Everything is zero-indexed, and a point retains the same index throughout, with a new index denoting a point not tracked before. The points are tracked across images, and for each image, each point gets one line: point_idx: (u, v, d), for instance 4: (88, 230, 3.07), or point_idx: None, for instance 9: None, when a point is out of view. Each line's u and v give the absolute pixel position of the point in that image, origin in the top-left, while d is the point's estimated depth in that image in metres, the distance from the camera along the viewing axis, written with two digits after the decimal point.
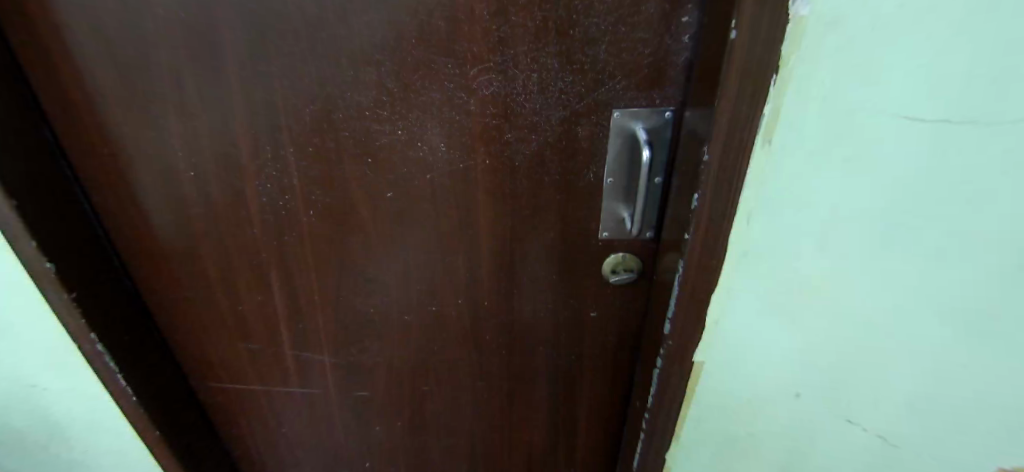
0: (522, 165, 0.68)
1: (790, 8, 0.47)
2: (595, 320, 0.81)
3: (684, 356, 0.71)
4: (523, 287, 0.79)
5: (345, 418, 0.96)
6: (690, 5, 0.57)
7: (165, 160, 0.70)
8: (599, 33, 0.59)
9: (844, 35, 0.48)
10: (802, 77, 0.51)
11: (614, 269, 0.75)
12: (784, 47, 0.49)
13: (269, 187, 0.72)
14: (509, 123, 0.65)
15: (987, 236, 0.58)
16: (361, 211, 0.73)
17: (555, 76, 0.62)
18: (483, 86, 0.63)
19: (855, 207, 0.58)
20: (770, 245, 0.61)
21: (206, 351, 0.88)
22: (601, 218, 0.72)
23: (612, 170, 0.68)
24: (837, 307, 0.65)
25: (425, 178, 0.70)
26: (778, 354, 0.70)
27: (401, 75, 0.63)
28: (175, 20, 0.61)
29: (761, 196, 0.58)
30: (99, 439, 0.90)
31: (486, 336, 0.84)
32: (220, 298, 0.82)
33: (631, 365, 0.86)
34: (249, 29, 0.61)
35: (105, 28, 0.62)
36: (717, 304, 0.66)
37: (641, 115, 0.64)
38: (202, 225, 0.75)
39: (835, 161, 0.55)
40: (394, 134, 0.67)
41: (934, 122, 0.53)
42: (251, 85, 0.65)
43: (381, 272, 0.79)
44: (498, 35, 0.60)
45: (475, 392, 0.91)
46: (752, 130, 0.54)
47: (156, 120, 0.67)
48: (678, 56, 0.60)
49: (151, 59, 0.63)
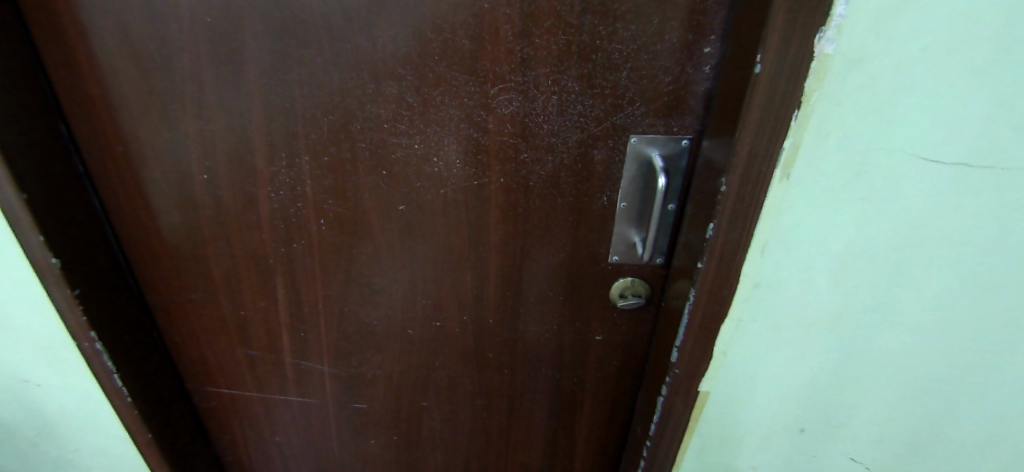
0: (536, 185, 0.68)
1: (815, 45, 0.48)
2: (600, 344, 0.80)
3: (690, 387, 0.69)
4: (529, 307, 0.78)
5: (340, 430, 0.95)
6: (713, 37, 0.58)
7: (179, 161, 0.70)
8: (621, 58, 0.60)
9: (867, 74, 0.49)
10: (823, 113, 0.51)
11: (623, 294, 0.74)
12: (807, 83, 0.49)
13: (281, 193, 0.72)
14: (525, 143, 0.65)
15: (1002, 281, 0.58)
16: (372, 222, 0.73)
17: (575, 99, 0.62)
18: (502, 104, 0.64)
19: (871, 246, 0.58)
20: (782, 278, 0.61)
21: (205, 354, 0.87)
22: (612, 241, 0.71)
23: (626, 194, 0.67)
24: (849, 346, 0.65)
25: (438, 193, 0.70)
26: (784, 389, 0.70)
27: (422, 90, 0.64)
28: (201, 24, 0.61)
29: (776, 229, 0.57)
30: (91, 439, 0.88)
31: (490, 354, 0.83)
32: (223, 302, 0.82)
33: (634, 391, 0.85)
34: (274, 37, 0.62)
35: (130, 29, 0.62)
36: (725, 336, 0.65)
37: (658, 142, 0.64)
38: (211, 228, 0.75)
39: (853, 198, 0.55)
40: (411, 147, 0.67)
41: (953, 164, 0.53)
42: (271, 92, 0.65)
43: (387, 285, 0.78)
44: (521, 56, 0.61)
45: (474, 410, 0.90)
46: (771, 164, 0.53)
47: (173, 121, 0.67)
48: (698, 85, 0.61)
49: (173, 62, 0.64)
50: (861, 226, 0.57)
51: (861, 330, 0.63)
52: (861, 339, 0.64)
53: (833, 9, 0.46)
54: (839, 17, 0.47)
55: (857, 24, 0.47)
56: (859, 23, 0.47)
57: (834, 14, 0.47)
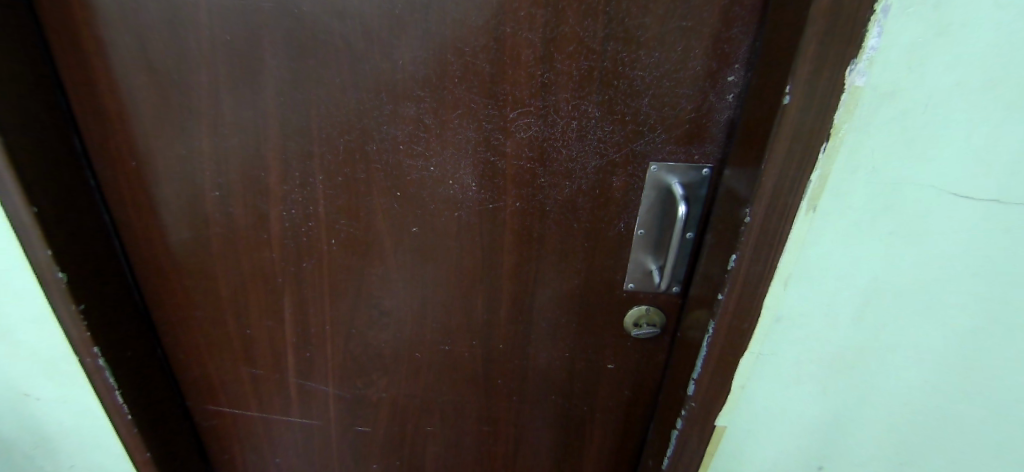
0: (553, 210, 0.67)
1: (846, 77, 0.47)
2: (612, 372, 0.79)
3: (707, 421, 0.67)
4: (540, 333, 0.76)
5: (343, 453, 0.92)
6: (737, 65, 0.57)
7: (191, 178, 0.69)
8: (643, 85, 0.59)
9: (897, 108, 0.49)
10: (852, 145, 0.50)
11: (637, 322, 0.73)
12: (837, 115, 0.48)
13: (293, 212, 0.71)
14: (543, 168, 0.64)
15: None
16: (383, 243, 0.72)
17: (594, 125, 0.61)
18: (521, 129, 0.63)
19: (897, 281, 0.56)
20: (805, 312, 0.59)
21: (209, 373, 0.85)
22: (628, 269, 0.70)
23: (644, 221, 0.66)
24: (872, 384, 0.63)
25: (452, 216, 0.69)
26: (803, 426, 0.68)
27: (440, 112, 0.63)
28: (221, 42, 0.61)
29: (800, 261, 0.56)
30: (88, 455, 0.86)
31: (498, 380, 0.82)
32: (229, 320, 0.80)
33: (646, 422, 0.83)
34: (293, 57, 0.61)
35: (149, 46, 0.62)
36: (744, 370, 0.63)
37: (678, 170, 0.63)
38: (221, 245, 0.74)
39: (880, 233, 0.54)
40: (426, 170, 0.66)
41: (983, 201, 0.52)
42: (287, 111, 0.64)
43: (397, 307, 0.77)
44: (541, 80, 0.60)
45: (480, 436, 0.88)
46: (798, 196, 0.52)
47: (187, 137, 0.67)
48: (721, 113, 0.60)
49: (191, 79, 0.63)
50: (888, 261, 0.55)
51: (884, 368, 0.61)
52: (885, 376, 0.62)
53: (866, 41, 0.46)
54: (871, 50, 0.46)
55: (887, 57, 0.47)
56: (890, 56, 0.47)
57: (866, 46, 0.46)
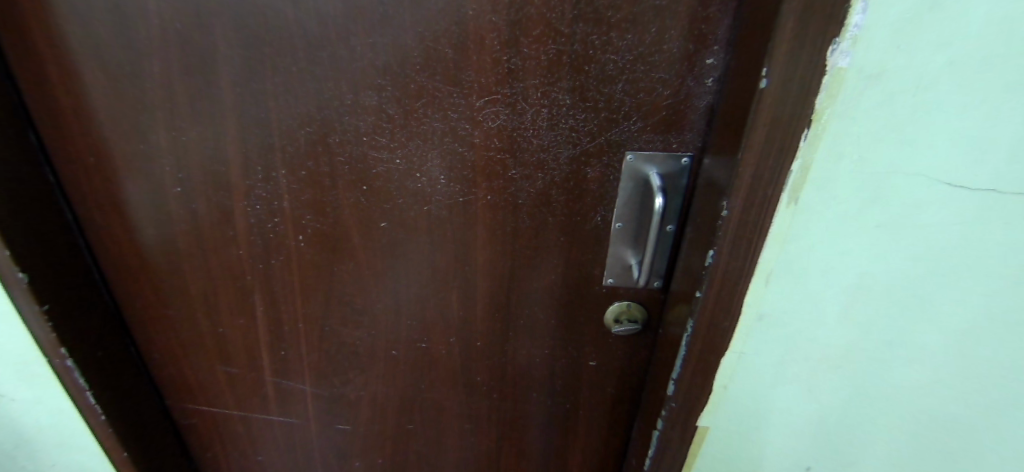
0: (526, 203, 0.64)
1: (829, 58, 0.43)
2: (594, 370, 0.76)
3: (688, 421, 0.64)
4: (519, 330, 0.74)
5: (325, 452, 0.91)
6: (716, 47, 0.54)
7: (152, 173, 0.67)
8: (617, 69, 0.55)
9: (885, 91, 0.45)
10: (835, 132, 0.46)
11: (618, 319, 0.70)
12: (818, 100, 0.45)
13: (258, 208, 0.68)
14: (514, 159, 0.61)
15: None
16: (352, 240, 0.69)
17: (566, 113, 0.58)
18: (489, 118, 0.59)
19: (886, 278, 0.53)
20: (789, 309, 0.56)
21: (184, 371, 0.84)
22: (607, 263, 0.67)
23: (622, 214, 0.63)
24: (860, 382, 0.60)
25: (422, 209, 0.66)
26: (790, 425, 0.65)
27: (403, 101, 0.59)
28: (171, 30, 0.58)
29: (783, 257, 0.53)
30: (67, 454, 0.85)
31: (478, 377, 0.79)
32: (201, 318, 0.78)
33: (631, 419, 0.80)
34: (247, 46, 0.58)
35: (98, 36, 0.59)
36: (726, 369, 0.60)
37: (656, 160, 0.59)
38: (188, 243, 0.72)
39: (867, 225, 0.51)
40: (392, 162, 0.63)
41: (977, 191, 0.48)
42: (245, 104, 0.61)
43: (370, 304, 0.74)
44: (508, 66, 0.56)
45: (462, 434, 0.86)
46: (778, 187, 0.48)
47: (145, 131, 0.64)
48: (700, 99, 0.56)
49: (144, 70, 0.60)
50: (876, 255, 0.52)
51: (873, 367, 0.58)
52: (875, 374, 0.59)
53: (850, 18, 0.41)
54: (856, 28, 0.42)
55: (875, 36, 0.42)
56: (877, 35, 0.42)
57: (850, 24, 0.42)
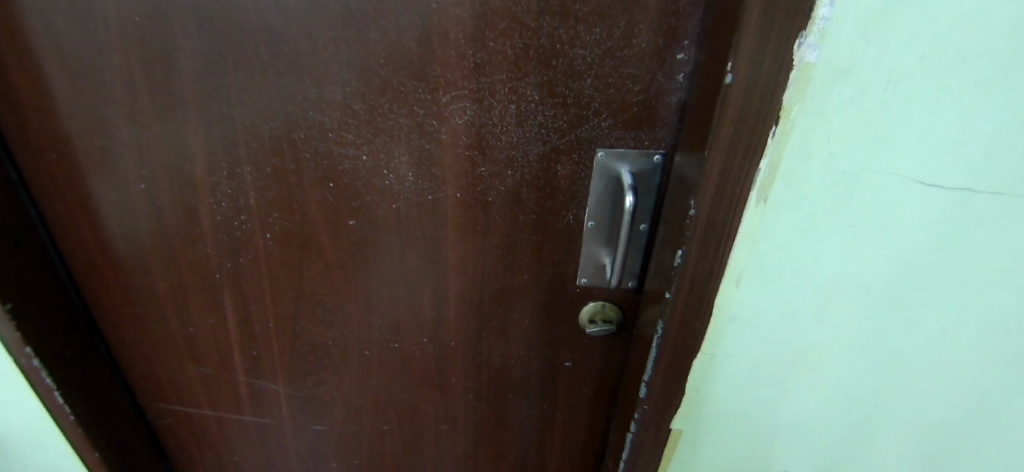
0: (496, 201, 0.62)
1: (796, 53, 0.42)
2: (570, 371, 0.75)
3: (661, 424, 0.63)
4: (493, 330, 0.72)
5: (301, 453, 0.89)
6: (687, 42, 0.52)
7: (115, 170, 0.65)
8: (585, 64, 0.54)
9: (854, 87, 0.43)
10: (805, 130, 0.45)
11: (593, 319, 0.68)
12: (786, 96, 0.43)
13: (224, 205, 0.66)
14: (483, 156, 0.60)
15: (1001, 318, 0.51)
16: (321, 238, 0.68)
17: (535, 109, 0.56)
18: (456, 114, 0.58)
19: (859, 279, 0.52)
20: (761, 310, 0.55)
21: (155, 371, 0.82)
22: (580, 263, 0.65)
23: (594, 213, 0.61)
24: (835, 385, 0.59)
25: (391, 207, 0.64)
26: (766, 428, 0.64)
27: (368, 96, 0.58)
28: (129, 22, 0.56)
29: (755, 258, 0.51)
30: (38, 455, 0.84)
31: (452, 378, 0.78)
32: (171, 317, 0.77)
33: (608, 421, 0.79)
34: (206, 39, 0.57)
35: (54, 29, 0.57)
36: (699, 371, 0.59)
37: (627, 157, 0.58)
38: (155, 241, 0.70)
39: (839, 225, 0.49)
40: (359, 159, 0.62)
41: (950, 190, 0.47)
42: (207, 99, 0.60)
43: (341, 304, 0.73)
44: (474, 61, 0.55)
45: (439, 435, 0.84)
46: (746, 187, 0.47)
47: (107, 127, 0.63)
48: (671, 95, 0.55)
49: (103, 64, 0.59)
50: (848, 256, 0.51)
51: (847, 369, 0.57)
52: (849, 376, 0.58)
53: (816, 11, 0.40)
54: (822, 21, 0.40)
55: (843, 30, 0.41)
56: (845, 28, 0.41)
57: (817, 17, 0.40)
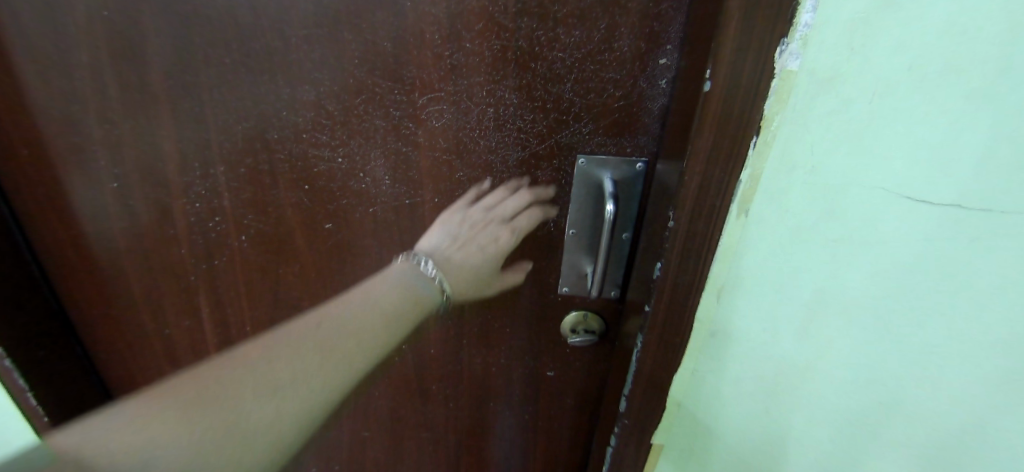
0: (475, 206, 0.61)
1: (776, 60, 0.40)
2: (552, 381, 0.73)
3: (642, 437, 0.62)
4: (473, 337, 0.71)
5: None
6: (669, 46, 0.50)
7: (87, 168, 0.64)
8: (565, 68, 0.52)
9: (837, 96, 0.42)
10: (786, 140, 0.44)
11: (574, 329, 0.66)
12: (766, 105, 0.42)
13: (198, 206, 0.65)
14: (460, 160, 0.58)
15: (1001, 357, 0.48)
16: (296, 241, 0.66)
17: (513, 113, 0.55)
18: (433, 116, 0.56)
19: (844, 295, 0.50)
20: (743, 323, 0.53)
21: (132, 372, 0.81)
22: (561, 271, 0.64)
23: (575, 220, 0.60)
24: (819, 405, 0.56)
25: (368, 211, 0.63)
26: (748, 447, 0.61)
27: (342, 97, 0.56)
28: (98, 18, 0.55)
29: (736, 271, 0.50)
30: None
31: (432, 386, 0.76)
32: (146, 318, 0.75)
33: (590, 432, 0.78)
34: (177, 35, 0.55)
35: (21, 23, 0.56)
36: (679, 384, 0.58)
37: (609, 164, 0.56)
38: (128, 241, 0.69)
39: (823, 239, 0.47)
40: (333, 161, 0.60)
41: (941, 206, 0.44)
42: (179, 97, 0.58)
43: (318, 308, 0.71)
44: (451, 62, 0.53)
45: (419, 443, 0.83)
46: (725, 199, 0.46)
47: (77, 124, 0.61)
48: (653, 101, 0.53)
49: (71, 60, 0.57)
50: (833, 271, 0.49)
51: (832, 390, 0.55)
52: (835, 398, 0.55)
53: (796, 17, 0.39)
54: (804, 27, 0.39)
55: (825, 37, 0.40)
56: (827, 35, 0.40)
57: (798, 23, 0.39)
